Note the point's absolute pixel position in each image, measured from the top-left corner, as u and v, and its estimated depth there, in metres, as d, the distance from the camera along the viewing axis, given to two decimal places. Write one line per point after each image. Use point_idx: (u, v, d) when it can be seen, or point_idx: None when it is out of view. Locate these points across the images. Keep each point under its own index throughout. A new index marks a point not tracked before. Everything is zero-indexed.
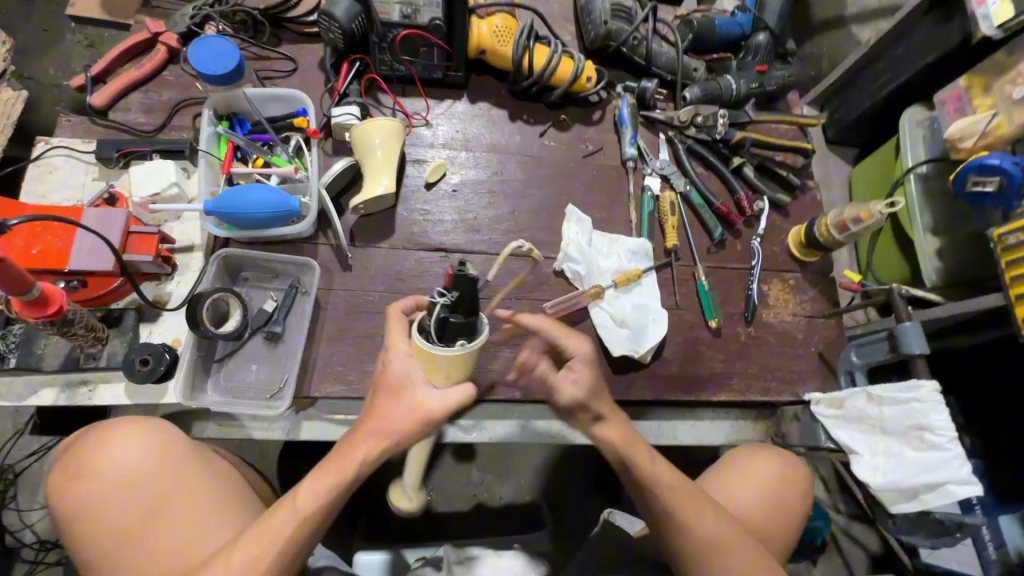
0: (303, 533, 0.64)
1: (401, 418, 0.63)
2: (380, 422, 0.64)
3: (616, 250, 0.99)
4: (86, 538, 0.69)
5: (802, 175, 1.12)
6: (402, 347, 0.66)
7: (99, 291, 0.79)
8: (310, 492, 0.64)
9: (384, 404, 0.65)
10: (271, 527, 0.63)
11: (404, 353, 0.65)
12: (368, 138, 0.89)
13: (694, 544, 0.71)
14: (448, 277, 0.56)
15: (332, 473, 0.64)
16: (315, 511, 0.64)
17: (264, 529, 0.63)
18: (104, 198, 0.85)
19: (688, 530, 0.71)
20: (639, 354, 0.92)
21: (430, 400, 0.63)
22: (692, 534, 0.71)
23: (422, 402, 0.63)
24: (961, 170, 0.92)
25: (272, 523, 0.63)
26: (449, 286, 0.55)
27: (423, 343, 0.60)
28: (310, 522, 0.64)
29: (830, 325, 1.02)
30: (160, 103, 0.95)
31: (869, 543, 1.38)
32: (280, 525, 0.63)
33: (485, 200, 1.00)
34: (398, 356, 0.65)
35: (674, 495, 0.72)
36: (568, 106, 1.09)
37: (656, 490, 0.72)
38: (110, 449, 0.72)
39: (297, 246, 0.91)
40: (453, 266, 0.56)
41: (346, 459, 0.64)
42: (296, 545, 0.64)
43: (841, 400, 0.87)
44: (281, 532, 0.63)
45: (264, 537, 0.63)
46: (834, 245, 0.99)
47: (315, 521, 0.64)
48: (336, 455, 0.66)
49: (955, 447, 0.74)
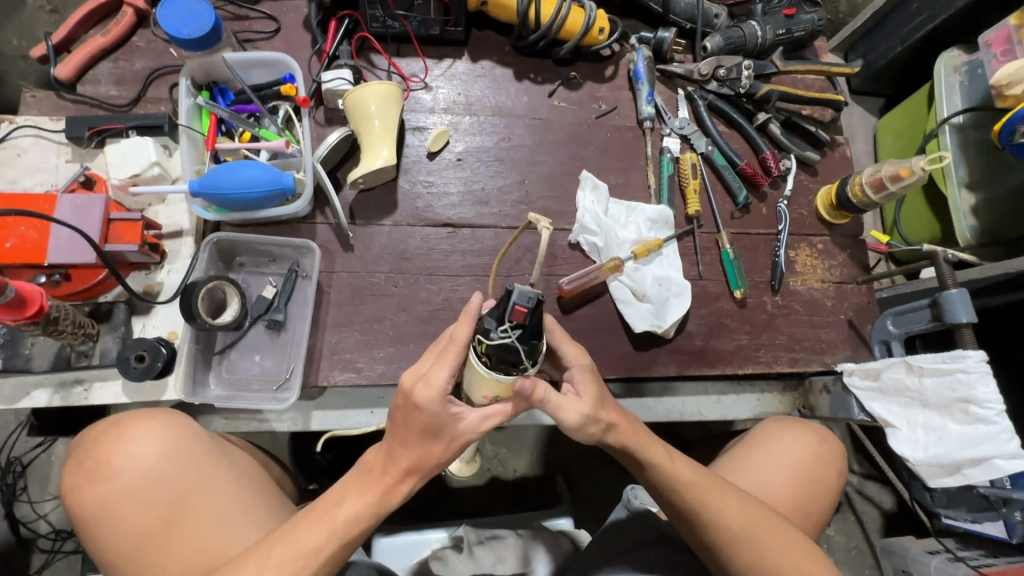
0: (335, 552, 0.62)
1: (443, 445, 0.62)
2: (420, 447, 0.62)
3: (634, 219, 0.92)
4: (104, 538, 0.66)
5: (830, 130, 1.04)
6: (442, 377, 0.58)
7: (84, 286, 0.72)
8: (345, 509, 0.63)
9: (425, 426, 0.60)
10: (304, 540, 0.61)
11: (443, 384, 0.58)
12: (362, 103, 0.82)
13: (733, 533, 0.69)
14: (520, 311, 0.51)
15: (373, 485, 0.63)
16: (346, 531, 0.62)
17: (298, 541, 0.61)
18: (80, 181, 0.78)
19: (729, 521, 0.69)
20: (662, 330, 0.87)
21: (472, 426, 0.61)
22: (732, 524, 0.68)
23: (466, 431, 0.61)
24: (1012, 119, 0.84)
25: (305, 539, 0.61)
26: (528, 319, 0.52)
27: (515, 378, 0.56)
28: (344, 540, 0.62)
29: (861, 291, 0.97)
30: (132, 73, 0.87)
31: (885, 502, 1.37)
32: (315, 539, 0.61)
33: (492, 168, 0.93)
34: (436, 387, 0.58)
35: (715, 484, 0.70)
36: (577, 62, 1.00)
37: (697, 479, 0.70)
38: (127, 445, 0.68)
39: (293, 226, 0.85)
40: (518, 298, 0.51)
41: (387, 473, 0.63)
42: (326, 565, 0.62)
43: (877, 371, 0.82)
44: (316, 544, 0.61)
45: (298, 548, 0.61)
46: (868, 207, 0.93)
47: (347, 542, 0.63)
48: (376, 468, 0.64)
49: (1002, 421, 0.72)
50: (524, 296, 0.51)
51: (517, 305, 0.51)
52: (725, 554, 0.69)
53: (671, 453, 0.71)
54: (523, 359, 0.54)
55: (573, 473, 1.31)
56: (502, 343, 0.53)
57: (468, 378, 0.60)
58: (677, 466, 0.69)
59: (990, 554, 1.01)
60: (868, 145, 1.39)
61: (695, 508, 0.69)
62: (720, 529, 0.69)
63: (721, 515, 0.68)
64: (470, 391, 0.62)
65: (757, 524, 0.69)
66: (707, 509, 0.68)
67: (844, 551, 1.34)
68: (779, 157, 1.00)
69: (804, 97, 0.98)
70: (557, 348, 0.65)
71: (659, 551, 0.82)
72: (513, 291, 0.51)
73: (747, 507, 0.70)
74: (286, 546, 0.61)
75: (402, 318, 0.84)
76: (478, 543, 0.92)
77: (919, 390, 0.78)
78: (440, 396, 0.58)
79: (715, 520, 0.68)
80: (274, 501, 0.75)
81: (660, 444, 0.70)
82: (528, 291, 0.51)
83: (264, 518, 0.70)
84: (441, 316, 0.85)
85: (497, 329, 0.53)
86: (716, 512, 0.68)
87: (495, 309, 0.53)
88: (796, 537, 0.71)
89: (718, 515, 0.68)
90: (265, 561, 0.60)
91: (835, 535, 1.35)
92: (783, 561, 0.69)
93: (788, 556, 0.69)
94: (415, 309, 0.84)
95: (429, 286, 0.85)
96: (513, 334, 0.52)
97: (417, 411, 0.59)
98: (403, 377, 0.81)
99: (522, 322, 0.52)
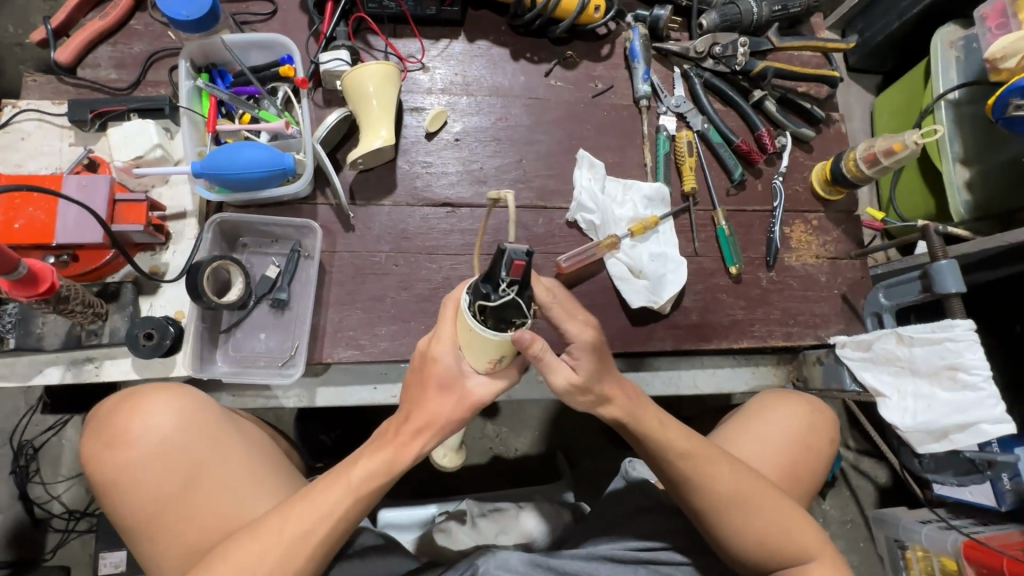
0: (353, 510, 0.65)
1: (453, 407, 0.65)
2: (428, 413, 0.65)
3: (631, 196, 0.93)
4: (122, 505, 0.68)
5: (825, 107, 1.05)
6: (446, 333, 0.62)
7: (92, 265, 0.74)
8: (362, 467, 0.65)
9: (441, 385, 0.64)
10: (319, 501, 0.64)
11: (448, 340, 0.62)
12: (360, 84, 0.82)
13: (726, 497, 0.71)
14: (516, 268, 0.50)
15: (383, 452, 0.66)
16: (363, 488, 0.65)
17: (312, 503, 0.64)
18: (84, 163, 0.79)
19: (717, 486, 0.71)
20: (658, 306, 0.88)
21: (482, 389, 0.64)
22: (719, 490, 0.71)
23: (477, 393, 0.64)
24: (1006, 92, 0.85)
25: (321, 498, 0.64)
26: (524, 274, 0.51)
27: (515, 333, 0.56)
28: (356, 503, 0.65)
29: (855, 266, 0.98)
30: (132, 57, 0.87)
31: (879, 476, 1.40)
32: (328, 501, 0.64)
33: (490, 148, 0.94)
34: (444, 343, 0.62)
35: (706, 454, 0.72)
36: (573, 41, 1.01)
37: (690, 448, 0.72)
38: (142, 415, 0.70)
39: (295, 207, 0.86)
40: (512, 255, 0.49)
41: (400, 441, 0.66)
42: (341, 524, 0.64)
43: (868, 343, 0.85)
44: (329, 507, 0.64)
45: (312, 509, 0.63)
46: (863, 181, 0.94)
47: (362, 501, 0.65)
48: (387, 436, 0.67)
49: (988, 387, 0.74)
50: (517, 252, 0.50)
51: (513, 261, 0.50)
52: (713, 522, 0.71)
53: (664, 425, 0.72)
54: (523, 315, 0.54)
55: (573, 450, 1.34)
56: (502, 302, 0.53)
57: (468, 345, 0.59)
58: (668, 436, 0.71)
59: (980, 522, 1.04)
60: (865, 123, 1.39)
61: (682, 475, 0.71)
62: (709, 494, 0.71)
63: (709, 482, 0.71)
64: (473, 357, 0.60)
65: (752, 487, 0.72)
66: (695, 477, 0.71)
67: (839, 524, 1.37)
68: (775, 135, 1.01)
69: (800, 73, 0.98)
70: (560, 326, 0.64)
71: (657, 518, 0.84)
72: (507, 249, 0.50)
73: (741, 472, 0.72)
74: (300, 507, 0.64)
75: (403, 296, 0.85)
76: (481, 515, 0.95)
77: (909, 360, 0.80)
78: (450, 346, 0.63)
79: (703, 487, 0.71)
80: (283, 470, 0.77)
81: (655, 416, 0.72)
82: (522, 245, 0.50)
83: (275, 486, 0.73)
84: (442, 294, 0.86)
85: (496, 290, 0.52)
86: (704, 479, 0.71)
87: (490, 272, 0.52)
88: (781, 501, 0.74)
89: (715, 478, 0.71)
90: (283, 520, 0.63)
91: (831, 508, 1.38)
92: (772, 524, 0.72)
93: (776, 519, 0.72)
94: (416, 288, 0.86)
95: (429, 265, 0.87)
96: (511, 292, 0.52)
97: (432, 362, 0.64)
98: (405, 353, 0.83)
99: (519, 277, 0.51)
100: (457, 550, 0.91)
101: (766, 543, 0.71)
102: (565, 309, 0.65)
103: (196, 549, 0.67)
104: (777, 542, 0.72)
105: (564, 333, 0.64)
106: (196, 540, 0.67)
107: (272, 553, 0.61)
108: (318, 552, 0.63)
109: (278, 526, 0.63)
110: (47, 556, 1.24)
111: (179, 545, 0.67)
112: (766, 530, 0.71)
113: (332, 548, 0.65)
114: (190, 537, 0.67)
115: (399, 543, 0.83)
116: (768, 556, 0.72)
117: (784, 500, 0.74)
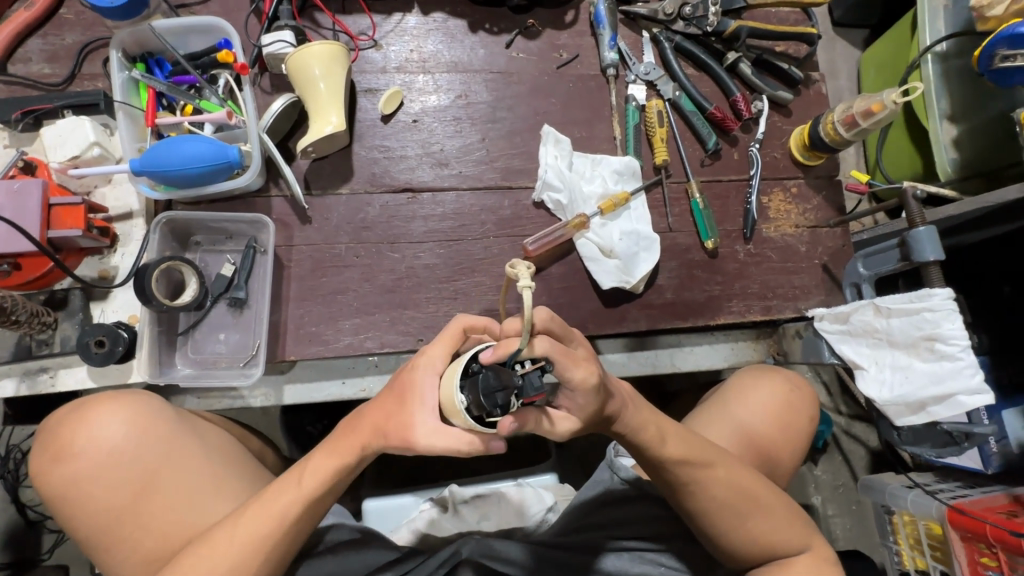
0: (306, 515, 0.63)
1: (398, 433, 0.59)
2: (381, 422, 0.60)
3: (600, 171, 0.90)
4: (76, 516, 0.65)
5: (805, 66, 0.99)
6: (438, 359, 0.58)
7: (36, 273, 0.72)
8: (312, 471, 0.62)
9: (399, 402, 0.59)
10: (273, 504, 0.62)
11: (433, 370, 0.58)
12: (305, 67, 0.78)
13: (715, 503, 0.69)
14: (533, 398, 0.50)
15: (344, 452, 0.62)
16: (315, 491, 0.62)
17: (265, 505, 0.62)
18: (19, 166, 0.75)
19: (716, 491, 0.69)
20: (631, 286, 0.85)
21: (424, 433, 0.57)
22: (717, 495, 0.69)
23: (416, 432, 0.57)
24: (990, 42, 0.80)
25: (277, 506, 0.62)
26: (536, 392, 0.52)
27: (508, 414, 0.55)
28: (312, 504, 0.63)
29: (835, 234, 0.95)
30: (63, 49, 0.82)
31: (870, 440, 1.40)
32: (286, 500, 0.62)
33: (451, 127, 0.89)
34: (427, 369, 0.58)
35: (704, 460, 0.69)
36: (535, 8, 0.95)
37: (689, 455, 0.68)
38: (90, 426, 0.66)
39: (247, 201, 0.82)
40: (533, 391, 0.49)
41: (351, 442, 0.62)
42: (297, 528, 0.63)
43: (846, 315, 0.82)
44: (285, 512, 0.62)
45: (265, 510, 0.62)
46: (841, 147, 0.90)
47: (317, 503, 0.63)
48: (341, 436, 0.63)
49: (967, 357, 0.72)
50: (536, 386, 0.50)
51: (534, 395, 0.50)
52: (709, 523, 0.70)
53: (661, 433, 0.67)
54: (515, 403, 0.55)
55: None
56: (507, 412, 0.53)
57: (446, 390, 0.56)
58: (666, 446, 0.67)
59: (967, 484, 1.03)
60: (852, 80, 1.34)
61: (682, 480, 0.68)
62: (707, 497, 0.69)
63: (703, 487, 0.69)
64: (449, 397, 0.55)
65: (739, 492, 0.70)
66: (692, 483, 0.69)
67: (831, 489, 1.38)
68: (751, 99, 0.96)
69: (774, 31, 0.93)
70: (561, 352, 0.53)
71: (642, 504, 0.82)
72: (523, 380, 0.49)
73: (731, 476, 0.70)
74: (255, 510, 0.62)
75: (365, 288, 0.82)
76: (464, 502, 0.93)
77: (886, 331, 0.78)
78: (428, 366, 0.58)
79: (697, 493, 0.69)
80: (248, 470, 0.75)
81: (652, 421, 0.66)
82: (534, 371, 0.50)
83: (237, 489, 0.70)
84: (406, 285, 0.83)
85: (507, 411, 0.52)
86: (700, 485, 0.69)
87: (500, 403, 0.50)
88: (776, 500, 0.72)
89: (703, 488, 0.69)
90: (238, 524, 0.62)
91: (822, 474, 1.38)
92: (761, 524, 0.71)
93: (763, 523, 0.71)
94: (379, 279, 0.83)
95: (392, 254, 0.84)
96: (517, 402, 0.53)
97: (409, 370, 0.60)
98: (370, 346, 0.81)
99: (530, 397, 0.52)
100: (441, 537, 0.90)
101: (757, 543, 0.71)
102: (566, 352, 0.54)
103: (155, 557, 0.64)
104: (767, 542, 0.71)
105: (567, 379, 0.54)
106: (155, 547, 0.64)
107: (237, 556, 0.61)
108: (277, 552, 0.62)
109: (239, 530, 0.61)
110: (44, 556, 1.25)
111: (138, 554, 0.64)
112: (761, 531, 0.71)
113: (294, 545, 0.64)
114: (147, 545, 0.64)
115: (378, 536, 0.80)
116: (761, 553, 0.71)
117: (775, 490, 0.73)
